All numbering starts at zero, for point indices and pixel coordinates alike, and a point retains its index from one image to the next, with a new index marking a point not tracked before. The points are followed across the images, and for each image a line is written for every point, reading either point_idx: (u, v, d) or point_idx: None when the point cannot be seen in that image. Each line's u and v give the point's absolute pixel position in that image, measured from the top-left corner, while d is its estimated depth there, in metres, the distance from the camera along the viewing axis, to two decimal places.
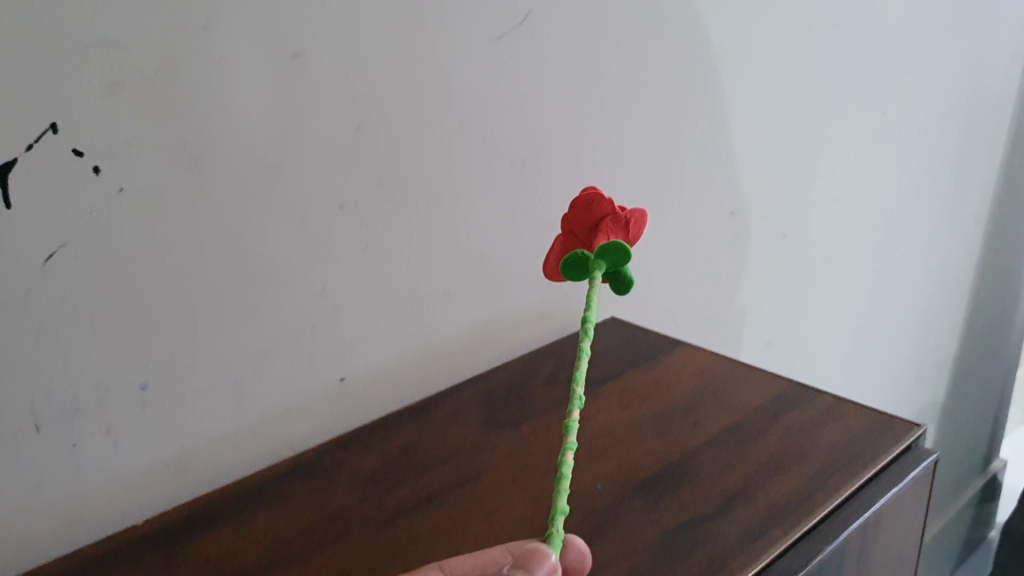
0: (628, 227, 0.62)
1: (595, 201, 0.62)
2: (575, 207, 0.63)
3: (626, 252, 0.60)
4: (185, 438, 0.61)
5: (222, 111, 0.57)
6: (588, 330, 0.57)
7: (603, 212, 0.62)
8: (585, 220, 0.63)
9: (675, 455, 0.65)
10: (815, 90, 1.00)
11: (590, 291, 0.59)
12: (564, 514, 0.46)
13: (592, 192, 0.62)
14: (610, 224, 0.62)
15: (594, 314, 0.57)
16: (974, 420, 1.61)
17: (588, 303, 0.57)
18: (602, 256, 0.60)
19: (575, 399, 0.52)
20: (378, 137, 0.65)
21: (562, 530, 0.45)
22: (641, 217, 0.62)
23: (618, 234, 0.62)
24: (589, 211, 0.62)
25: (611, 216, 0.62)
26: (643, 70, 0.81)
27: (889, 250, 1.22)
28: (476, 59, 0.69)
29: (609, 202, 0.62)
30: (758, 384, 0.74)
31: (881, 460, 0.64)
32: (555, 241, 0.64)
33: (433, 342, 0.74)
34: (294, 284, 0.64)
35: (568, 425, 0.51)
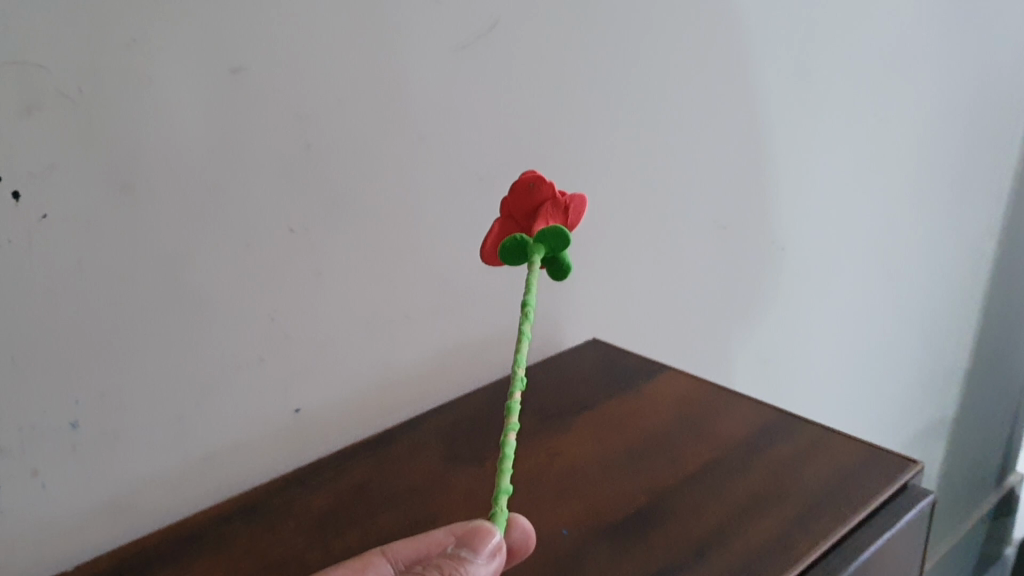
0: (567, 213, 0.57)
1: (535, 184, 0.57)
2: (514, 188, 0.58)
3: (565, 237, 0.54)
4: (123, 476, 0.58)
5: (153, 129, 0.53)
6: (529, 311, 0.52)
7: (542, 196, 0.57)
8: (525, 204, 0.58)
9: (647, 494, 0.61)
10: (813, 96, 0.95)
11: (529, 276, 0.53)
12: (507, 495, 0.46)
13: (534, 175, 0.57)
14: (549, 209, 0.57)
15: (533, 299, 0.52)
16: (986, 434, 1.56)
17: (527, 283, 0.53)
18: (540, 241, 0.55)
19: (516, 380, 0.49)
20: (331, 156, 0.61)
21: (505, 512, 0.45)
22: (581, 202, 0.56)
23: (557, 219, 0.56)
24: (529, 194, 0.57)
25: (551, 201, 0.57)
26: (625, 79, 0.77)
27: (892, 261, 1.17)
28: (439, 69, 0.65)
29: (550, 186, 0.57)
30: (742, 412, 0.70)
31: (870, 502, 0.59)
32: (493, 221, 0.59)
33: (396, 369, 0.70)
34: (239, 312, 0.60)
35: (509, 407, 0.48)
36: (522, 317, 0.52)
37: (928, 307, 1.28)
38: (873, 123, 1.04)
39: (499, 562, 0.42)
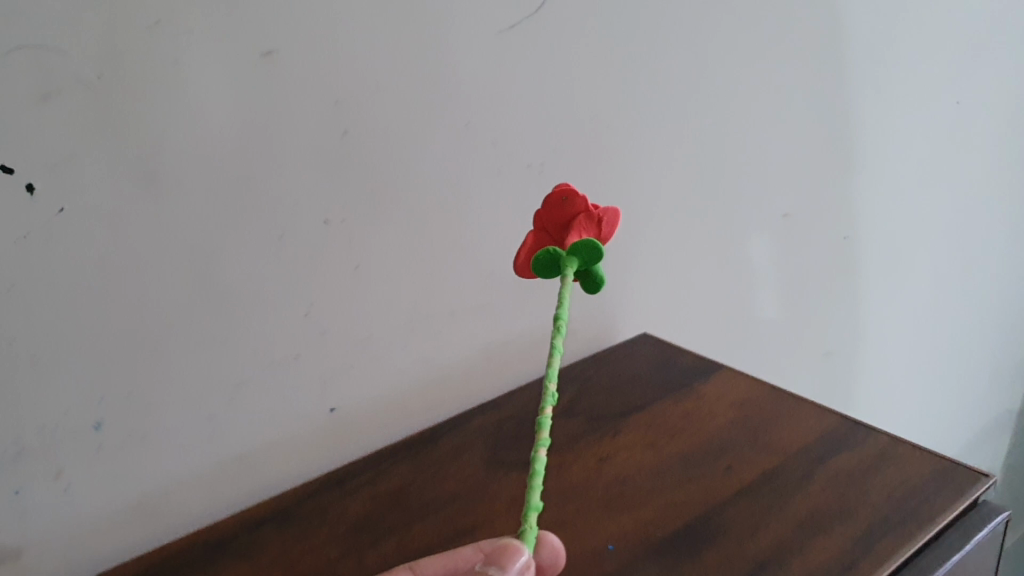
0: (601, 226, 0.53)
1: (568, 196, 0.53)
2: (547, 200, 0.54)
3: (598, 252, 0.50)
4: (152, 477, 0.55)
5: (179, 117, 0.50)
6: (562, 327, 0.48)
7: (576, 209, 0.53)
8: (558, 216, 0.54)
9: (700, 506, 0.57)
10: (886, 75, 0.89)
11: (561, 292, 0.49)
12: (537, 512, 0.44)
13: (567, 187, 0.54)
14: (582, 222, 0.53)
15: (567, 312, 0.48)
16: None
17: (559, 298, 0.48)
18: (573, 253, 0.51)
19: (548, 395, 0.46)
20: (369, 144, 0.58)
21: (535, 529, 0.44)
22: (614, 216, 0.53)
23: (590, 233, 0.53)
24: (561, 207, 0.53)
25: (584, 214, 0.53)
26: (684, 59, 0.72)
27: (966, 248, 1.11)
28: (486, 52, 0.61)
29: (584, 198, 0.53)
30: (805, 418, 0.65)
31: (938, 519, 0.55)
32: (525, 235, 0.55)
33: (440, 364, 0.67)
34: (272, 308, 0.57)
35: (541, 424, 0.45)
36: (554, 332, 0.48)
37: (1001, 297, 1.22)
38: (949, 103, 0.98)
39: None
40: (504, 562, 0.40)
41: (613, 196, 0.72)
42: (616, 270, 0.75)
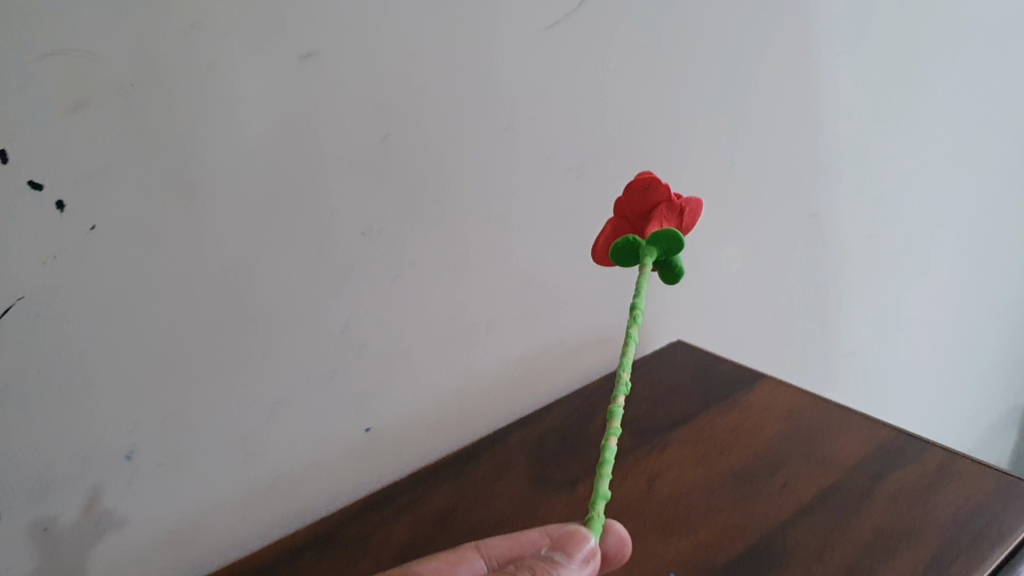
0: (681, 216, 0.51)
1: (650, 185, 0.52)
2: (628, 189, 0.53)
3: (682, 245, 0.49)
4: (185, 507, 0.52)
5: (216, 125, 0.47)
6: (636, 319, 0.49)
7: (658, 198, 0.52)
8: (640, 205, 0.53)
9: (760, 527, 0.55)
10: (912, 68, 0.87)
11: (638, 283, 0.49)
12: (605, 500, 0.44)
13: (650, 175, 0.52)
14: (663, 212, 0.52)
15: (643, 303, 0.49)
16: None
17: (635, 288, 0.49)
18: (653, 243, 0.50)
19: (620, 385, 0.48)
20: (409, 150, 0.55)
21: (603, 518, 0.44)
22: (697, 206, 0.51)
23: (671, 222, 0.52)
24: (643, 195, 0.52)
25: (666, 204, 0.52)
26: (722, 57, 0.70)
27: (990, 243, 1.08)
28: (530, 54, 0.58)
29: (666, 187, 0.52)
30: (857, 431, 0.63)
31: (1009, 538, 0.52)
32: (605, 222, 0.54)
33: (478, 379, 0.64)
34: (310, 325, 0.54)
35: (612, 411, 0.47)
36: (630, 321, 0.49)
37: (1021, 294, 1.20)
38: (974, 96, 0.95)
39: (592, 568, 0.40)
40: (570, 548, 0.40)
41: None
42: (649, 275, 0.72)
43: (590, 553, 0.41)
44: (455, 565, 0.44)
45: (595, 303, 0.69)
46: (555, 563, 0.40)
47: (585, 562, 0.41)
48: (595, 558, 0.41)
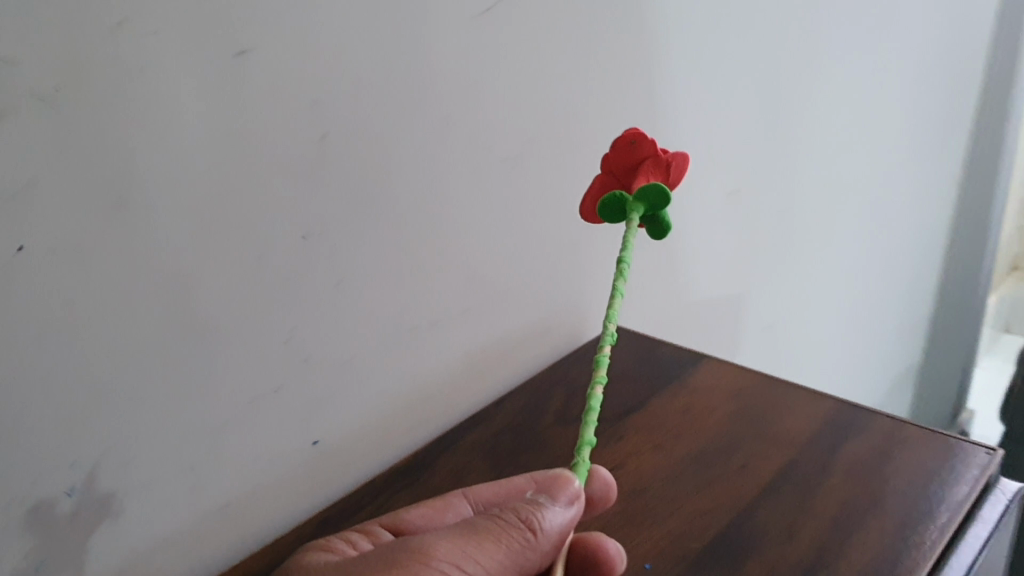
0: (668, 171, 0.56)
1: (635, 142, 0.57)
2: (615, 146, 0.58)
3: (666, 195, 0.54)
4: (132, 542, 0.49)
5: (148, 130, 0.43)
6: (624, 268, 0.53)
7: (644, 154, 0.57)
8: (626, 161, 0.58)
9: (726, 511, 0.55)
10: (816, 44, 0.88)
11: (627, 235, 0.54)
12: (591, 445, 0.44)
13: (635, 132, 0.57)
14: (650, 167, 0.57)
15: (630, 255, 0.52)
16: (929, 377, 1.57)
17: (624, 241, 0.53)
18: (639, 199, 0.55)
19: (606, 333, 0.50)
20: (348, 147, 0.52)
21: (588, 462, 0.44)
22: (683, 160, 0.56)
23: (658, 177, 0.57)
24: (630, 152, 0.57)
25: (653, 158, 0.57)
26: (646, 40, 0.69)
27: (875, 211, 1.13)
28: (462, 41, 0.56)
29: (652, 141, 0.57)
30: (798, 408, 0.64)
31: (965, 502, 0.53)
32: (593, 180, 0.59)
33: (421, 384, 0.62)
34: (254, 340, 0.51)
35: (598, 359, 0.49)
36: (617, 273, 0.53)
37: (902, 257, 1.26)
38: (865, 69, 0.99)
39: (576, 510, 0.41)
40: (554, 491, 0.41)
41: (576, 188, 0.69)
42: (576, 265, 0.72)
43: (574, 495, 0.41)
44: (442, 513, 0.46)
45: (531, 303, 0.69)
46: (538, 504, 0.40)
47: (569, 504, 0.41)
48: (578, 501, 0.41)
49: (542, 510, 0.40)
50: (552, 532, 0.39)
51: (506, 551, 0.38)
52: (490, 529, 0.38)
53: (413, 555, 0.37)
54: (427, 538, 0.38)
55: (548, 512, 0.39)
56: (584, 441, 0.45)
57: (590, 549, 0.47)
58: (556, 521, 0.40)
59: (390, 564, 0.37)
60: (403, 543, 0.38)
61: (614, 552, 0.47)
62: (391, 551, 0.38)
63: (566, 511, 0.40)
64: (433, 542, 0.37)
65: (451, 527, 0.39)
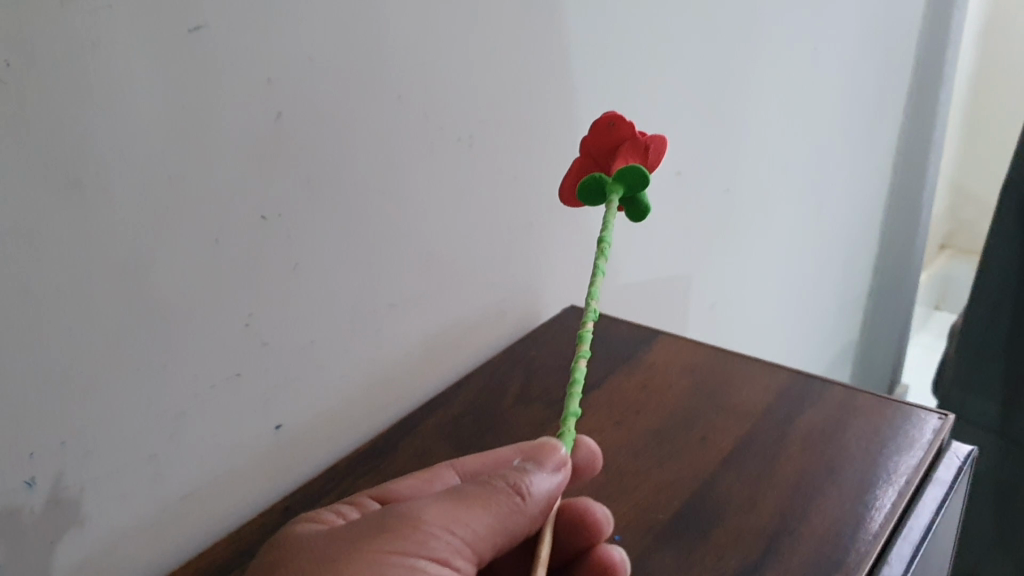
0: (647, 153, 0.58)
1: (615, 123, 0.58)
2: (595, 128, 0.59)
3: (646, 178, 0.56)
4: (95, 534, 0.48)
5: (103, 109, 0.42)
6: (604, 249, 0.55)
7: (622, 135, 0.59)
8: (605, 142, 0.59)
9: (689, 482, 0.55)
10: (756, 26, 0.89)
11: (605, 220, 0.56)
12: (576, 417, 0.47)
13: (614, 114, 0.58)
14: (629, 149, 0.58)
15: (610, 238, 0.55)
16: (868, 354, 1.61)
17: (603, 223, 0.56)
18: (618, 181, 0.57)
19: (589, 311, 0.52)
20: (304, 127, 0.51)
21: (573, 433, 0.47)
22: (661, 143, 0.58)
23: (637, 158, 0.58)
24: (609, 133, 0.59)
25: (630, 140, 0.59)
26: (596, 20, 0.70)
27: (813, 190, 1.15)
28: (415, 20, 0.56)
29: (629, 124, 0.58)
30: (753, 380, 0.65)
31: (920, 465, 0.55)
32: (571, 162, 0.61)
33: (381, 366, 0.62)
34: (213, 324, 0.50)
35: (582, 334, 0.51)
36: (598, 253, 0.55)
37: (839, 236, 1.28)
38: (803, 51, 1.00)
39: (562, 476, 0.43)
40: (542, 458, 0.43)
41: (529, 169, 0.69)
42: (531, 246, 0.73)
43: (559, 463, 0.44)
44: (429, 483, 0.47)
45: (484, 282, 0.69)
46: (526, 471, 0.42)
47: (555, 471, 0.43)
48: (564, 468, 0.44)
49: (529, 477, 0.42)
50: (539, 497, 0.42)
51: (494, 516, 0.40)
52: (481, 494, 0.41)
53: (404, 520, 0.39)
54: (422, 499, 0.40)
55: (535, 478, 0.42)
56: (570, 412, 0.48)
57: (578, 514, 0.50)
58: (543, 486, 0.42)
59: (387, 520, 0.39)
60: (393, 508, 0.40)
61: (600, 516, 0.49)
62: (384, 511, 0.40)
63: (553, 478, 0.43)
64: (429, 503, 0.40)
65: (445, 490, 0.41)
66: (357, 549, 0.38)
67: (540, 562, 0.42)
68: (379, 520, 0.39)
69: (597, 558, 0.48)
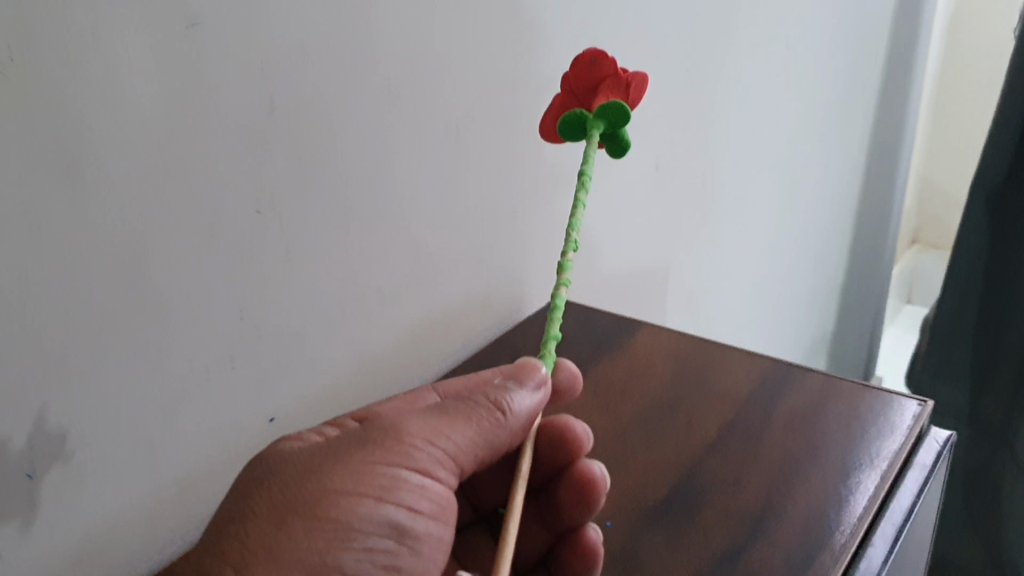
0: (628, 89, 0.59)
1: (596, 60, 0.59)
2: (577, 64, 0.60)
3: (627, 114, 0.58)
4: (93, 522, 0.48)
5: (102, 101, 0.43)
6: (585, 181, 0.57)
7: (604, 72, 0.60)
8: (586, 80, 0.61)
9: (676, 466, 0.57)
10: (733, 22, 0.91)
11: (587, 153, 0.58)
12: (557, 339, 0.52)
13: (596, 51, 0.60)
14: (610, 86, 0.59)
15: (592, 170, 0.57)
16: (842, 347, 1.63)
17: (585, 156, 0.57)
18: (600, 117, 0.59)
19: (570, 244, 0.55)
20: (296, 119, 0.52)
21: (554, 355, 0.52)
22: (641, 80, 0.58)
23: (617, 95, 0.59)
24: (590, 70, 0.60)
25: (612, 77, 0.60)
26: (578, 15, 0.71)
27: (787, 184, 1.17)
28: (404, 14, 0.57)
29: (612, 62, 0.59)
30: (735, 367, 0.67)
31: (900, 450, 0.56)
32: (553, 98, 0.62)
33: (371, 356, 0.63)
34: (209, 315, 0.51)
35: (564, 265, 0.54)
36: (579, 185, 0.57)
37: (813, 230, 1.31)
38: (778, 47, 1.02)
39: (541, 394, 0.49)
40: (524, 377, 0.49)
41: (515, 163, 0.70)
42: (517, 238, 0.74)
43: (539, 382, 0.49)
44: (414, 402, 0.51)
45: (471, 273, 0.70)
46: (509, 388, 0.48)
47: (535, 389, 0.49)
48: (543, 387, 0.49)
49: (511, 395, 0.48)
50: (520, 414, 0.47)
51: (477, 430, 0.46)
52: (467, 409, 0.46)
53: (392, 434, 0.44)
54: (411, 412, 0.46)
55: (517, 396, 0.48)
56: (551, 334, 0.52)
57: (559, 431, 0.54)
58: (523, 404, 0.48)
59: (378, 433, 0.44)
60: (384, 420, 0.45)
61: (581, 433, 0.54)
62: (376, 424, 0.45)
63: (533, 396, 0.48)
64: (418, 417, 0.45)
65: (432, 406, 0.47)
66: (349, 452, 0.43)
67: (520, 472, 0.48)
68: (368, 432, 0.44)
69: (580, 474, 0.53)
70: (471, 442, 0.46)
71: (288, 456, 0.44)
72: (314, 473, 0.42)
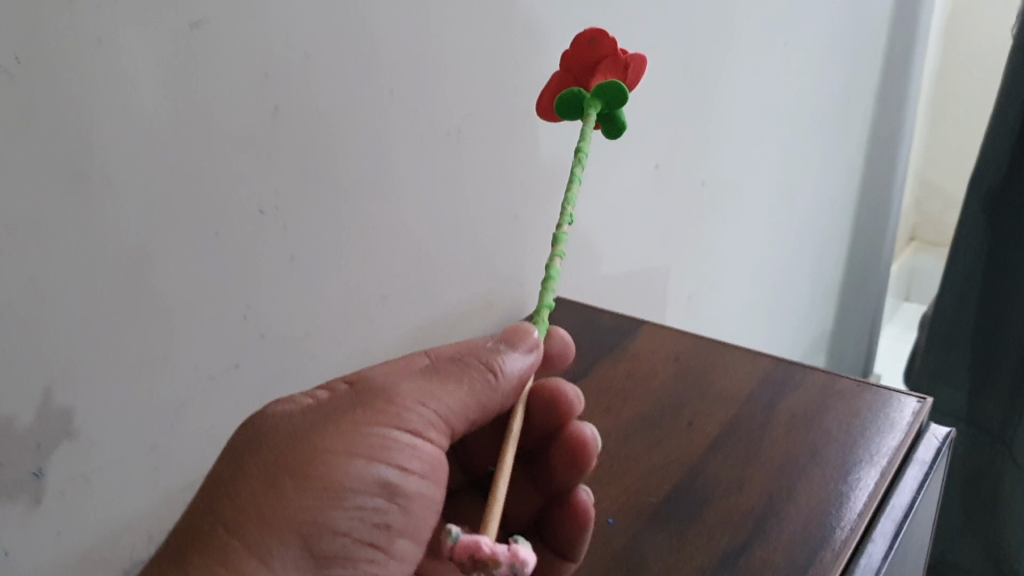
0: (626, 70, 0.57)
1: (596, 39, 0.58)
2: (578, 44, 0.59)
3: (623, 93, 0.56)
4: (98, 522, 0.49)
5: (106, 105, 0.43)
6: (581, 158, 0.54)
7: (604, 52, 0.58)
8: (586, 58, 0.59)
9: (678, 465, 0.57)
10: (732, 20, 0.91)
11: (583, 129, 0.55)
12: (550, 307, 0.50)
13: (597, 30, 0.58)
14: (609, 66, 0.58)
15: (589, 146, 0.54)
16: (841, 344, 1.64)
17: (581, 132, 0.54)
18: (597, 96, 0.57)
19: (565, 215, 0.52)
20: (298, 121, 0.52)
21: (548, 323, 0.50)
22: (641, 59, 0.56)
23: (615, 75, 0.57)
24: (590, 49, 0.58)
25: (612, 58, 0.58)
26: (578, 16, 0.71)
27: (786, 182, 1.17)
28: (404, 16, 0.57)
29: (612, 41, 0.58)
30: (736, 366, 0.67)
31: (899, 449, 0.56)
32: (552, 77, 0.61)
33: (375, 356, 0.63)
34: (212, 317, 0.51)
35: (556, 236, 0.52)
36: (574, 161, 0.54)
37: (812, 228, 1.31)
38: (777, 46, 1.02)
39: (533, 356, 0.48)
40: (515, 339, 0.48)
41: (516, 163, 0.71)
42: (518, 238, 0.74)
43: (531, 345, 0.48)
44: None
45: (472, 273, 0.70)
46: (500, 350, 0.47)
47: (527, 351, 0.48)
48: (535, 350, 0.48)
49: (502, 356, 0.47)
50: (511, 375, 0.46)
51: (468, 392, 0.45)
52: (457, 371, 0.45)
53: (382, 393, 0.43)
54: (400, 372, 0.45)
55: (509, 357, 0.47)
56: (544, 302, 0.50)
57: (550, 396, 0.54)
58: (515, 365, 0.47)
59: (368, 394, 0.43)
60: (373, 379, 0.44)
61: (571, 396, 0.54)
62: (365, 383, 0.44)
63: (525, 358, 0.47)
64: (408, 378, 0.44)
65: (421, 365, 0.46)
66: (338, 413, 0.42)
67: (513, 434, 0.46)
68: (357, 391, 0.43)
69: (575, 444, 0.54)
70: (462, 403, 0.45)
71: (275, 416, 0.43)
72: (303, 433, 0.41)
